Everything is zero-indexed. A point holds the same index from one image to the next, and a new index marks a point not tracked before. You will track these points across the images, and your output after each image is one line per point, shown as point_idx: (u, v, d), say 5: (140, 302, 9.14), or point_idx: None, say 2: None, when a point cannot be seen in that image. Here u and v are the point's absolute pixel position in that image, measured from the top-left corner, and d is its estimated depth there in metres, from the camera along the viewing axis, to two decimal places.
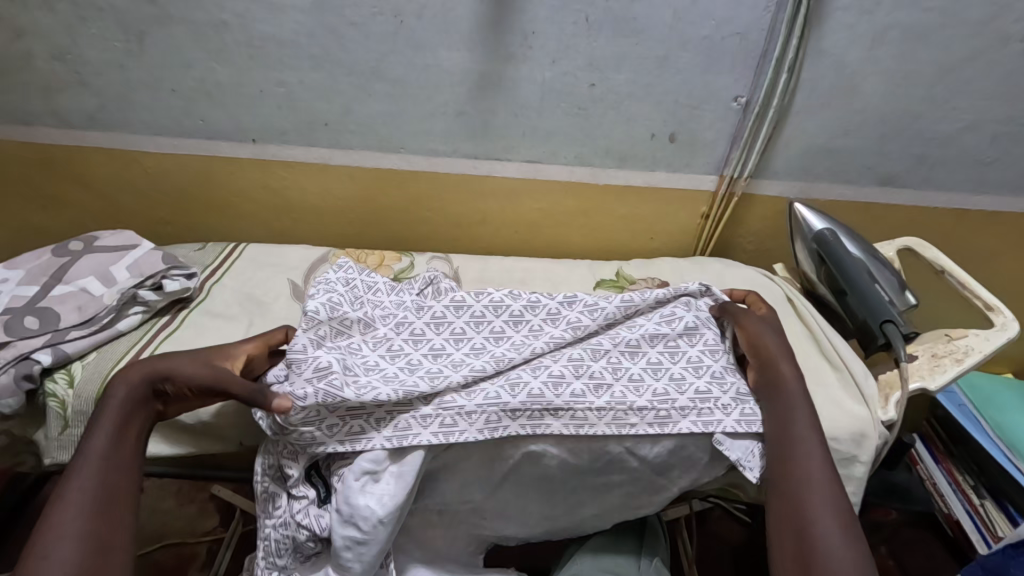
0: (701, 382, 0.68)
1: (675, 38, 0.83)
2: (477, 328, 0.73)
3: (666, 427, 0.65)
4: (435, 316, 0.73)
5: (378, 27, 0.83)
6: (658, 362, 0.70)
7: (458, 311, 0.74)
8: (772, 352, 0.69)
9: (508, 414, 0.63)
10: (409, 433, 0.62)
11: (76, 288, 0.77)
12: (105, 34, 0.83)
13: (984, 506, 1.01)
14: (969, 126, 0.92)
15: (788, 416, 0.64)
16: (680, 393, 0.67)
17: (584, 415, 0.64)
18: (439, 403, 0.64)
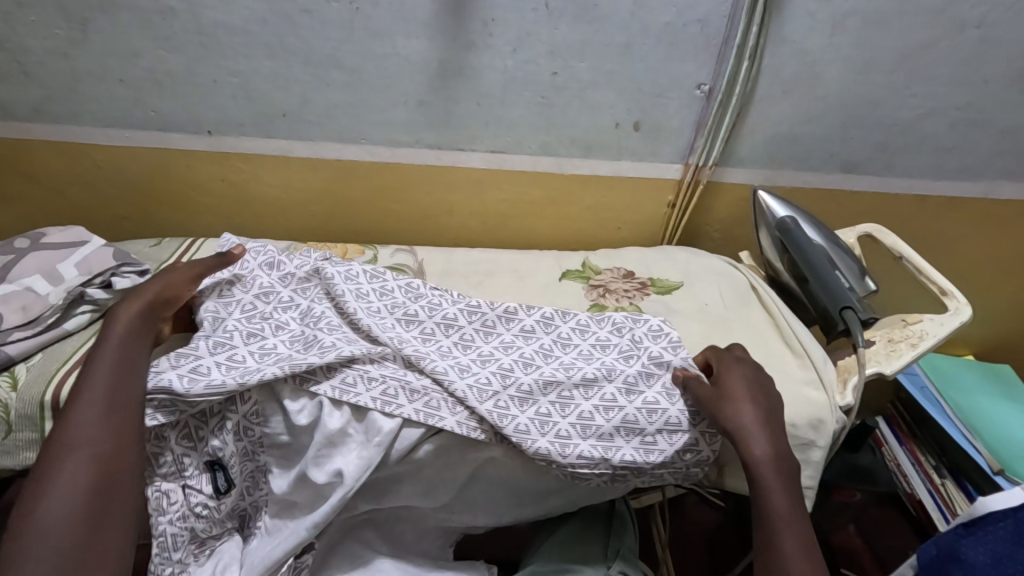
0: (673, 411, 0.66)
1: (636, 26, 0.83)
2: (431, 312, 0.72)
3: (609, 451, 0.64)
4: (384, 288, 0.73)
5: (333, 14, 0.80)
6: (611, 365, 0.68)
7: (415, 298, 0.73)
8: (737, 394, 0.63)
9: (449, 403, 0.64)
10: (352, 389, 0.63)
11: (21, 287, 0.74)
12: (45, 20, 0.80)
13: (944, 486, 1.04)
14: (928, 112, 0.93)
15: (766, 511, 0.57)
16: (648, 422, 0.65)
17: (526, 428, 0.63)
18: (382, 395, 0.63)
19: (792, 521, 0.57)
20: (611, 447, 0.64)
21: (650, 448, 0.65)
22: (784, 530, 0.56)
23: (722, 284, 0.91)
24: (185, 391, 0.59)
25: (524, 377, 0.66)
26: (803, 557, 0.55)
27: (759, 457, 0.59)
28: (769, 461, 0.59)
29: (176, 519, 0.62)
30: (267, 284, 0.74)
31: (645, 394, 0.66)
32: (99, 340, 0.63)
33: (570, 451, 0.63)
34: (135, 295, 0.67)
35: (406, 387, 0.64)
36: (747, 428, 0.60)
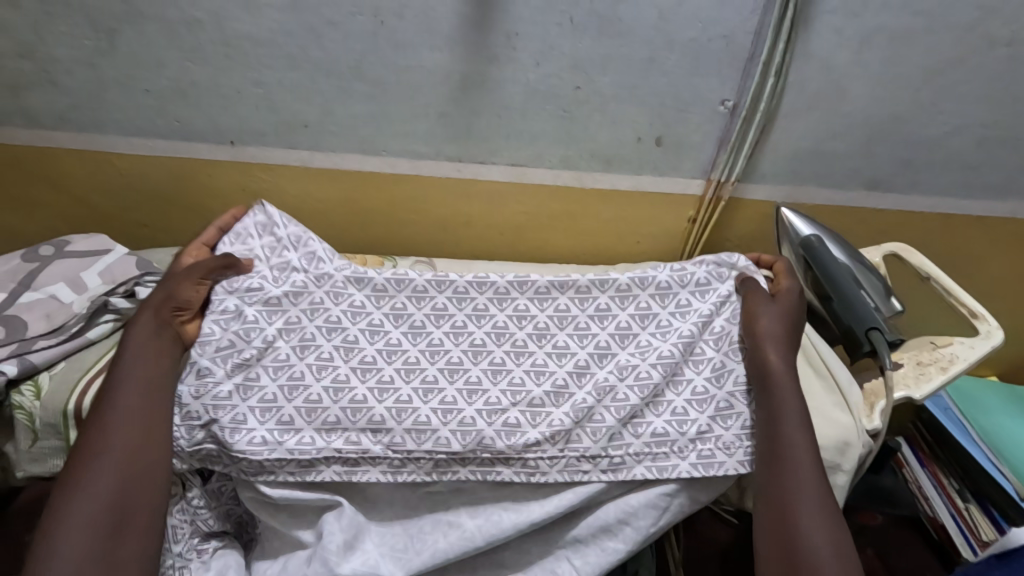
0: (704, 420, 0.67)
1: (660, 40, 0.82)
2: (479, 322, 0.71)
3: (665, 472, 0.65)
4: (413, 325, 0.71)
5: (357, 27, 0.81)
6: (647, 344, 0.71)
7: (439, 320, 0.71)
8: (762, 334, 0.67)
9: (501, 460, 0.65)
10: (358, 469, 0.64)
11: (46, 295, 0.75)
12: (74, 31, 0.81)
13: (968, 510, 1.01)
14: (956, 129, 0.91)
15: (778, 420, 0.63)
16: (680, 433, 0.67)
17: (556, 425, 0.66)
18: (388, 445, 0.64)
19: (799, 414, 0.63)
20: (686, 421, 0.67)
21: (709, 462, 0.66)
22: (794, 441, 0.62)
23: None
24: (230, 439, 0.62)
25: (558, 371, 0.69)
26: (810, 460, 0.61)
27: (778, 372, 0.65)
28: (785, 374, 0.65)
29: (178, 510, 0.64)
30: (256, 283, 0.70)
31: (692, 384, 0.69)
32: (123, 347, 0.63)
33: (580, 477, 0.65)
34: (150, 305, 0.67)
35: (410, 455, 0.65)
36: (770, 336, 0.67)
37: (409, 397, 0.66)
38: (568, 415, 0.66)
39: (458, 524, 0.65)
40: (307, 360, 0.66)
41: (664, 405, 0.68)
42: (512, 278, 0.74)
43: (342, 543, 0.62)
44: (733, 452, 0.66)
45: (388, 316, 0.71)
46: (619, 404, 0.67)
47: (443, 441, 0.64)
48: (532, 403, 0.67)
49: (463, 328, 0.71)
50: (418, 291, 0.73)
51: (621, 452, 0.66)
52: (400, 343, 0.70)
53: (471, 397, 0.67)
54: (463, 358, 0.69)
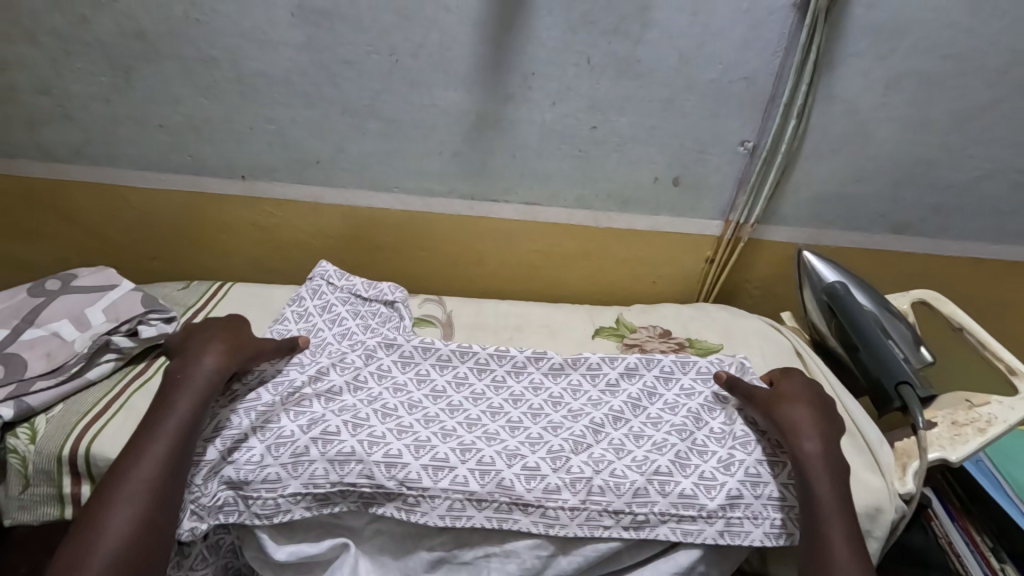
0: (733, 483, 0.63)
1: (680, 82, 0.81)
2: (494, 417, 0.67)
3: (689, 536, 0.61)
4: (426, 414, 0.67)
5: (373, 66, 0.80)
6: (637, 399, 0.71)
7: (452, 412, 0.68)
8: (793, 426, 0.63)
9: (519, 507, 0.61)
10: (374, 502, 0.60)
11: (48, 332, 0.73)
12: (91, 68, 0.81)
13: (1004, 570, 0.94)
14: (987, 174, 0.88)
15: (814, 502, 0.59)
16: (708, 499, 0.61)
17: (555, 513, 0.61)
18: (401, 502, 0.60)
19: (836, 501, 0.59)
20: (714, 486, 0.62)
21: (737, 530, 0.61)
22: (829, 521, 0.57)
23: (764, 348, 0.86)
24: (246, 481, 0.60)
25: (574, 457, 0.64)
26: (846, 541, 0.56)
27: (806, 444, 0.62)
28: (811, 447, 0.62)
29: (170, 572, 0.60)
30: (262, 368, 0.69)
31: (717, 454, 0.65)
32: (191, 368, 0.64)
33: (601, 532, 0.61)
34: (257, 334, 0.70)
35: (426, 493, 0.60)
36: (787, 403, 0.66)
37: (418, 474, 0.60)
38: (582, 488, 0.62)
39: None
40: (315, 429, 0.62)
41: (690, 467, 0.63)
42: (529, 353, 0.75)
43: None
44: (760, 520, 0.61)
45: (403, 404, 0.67)
46: (641, 461, 0.64)
47: (456, 505, 0.60)
48: (547, 487, 0.61)
49: (476, 421, 0.67)
50: (436, 389, 0.70)
51: (646, 510, 0.61)
52: (412, 425, 0.65)
53: (483, 476, 0.61)
54: (477, 440, 0.64)
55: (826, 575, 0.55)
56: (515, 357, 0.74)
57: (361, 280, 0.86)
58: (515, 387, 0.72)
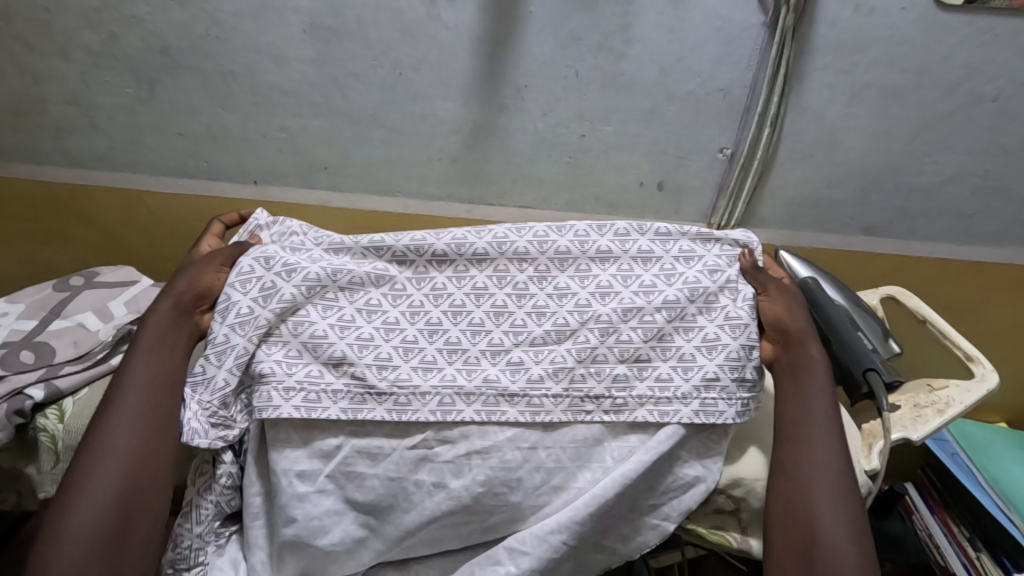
0: (710, 366, 0.66)
1: (661, 94, 0.88)
2: (477, 301, 0.69)
3: (665, 415, 0.65)
4: (411, 304, 0.69)
5: (378, 79, 0.87)
6: (627, 269, 0.70)
7: (436, 298, 0.69)
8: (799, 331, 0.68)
9: (505, 399, 0.66)
10: (364, 407, 0.64)
11: (74, 323, 0.79)
12: (117, 80, 0.88)
13: (979, 559, 0.98)
14: (949, 179, 0.95)
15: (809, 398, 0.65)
16: (683, 379, 0.66)
17: (540, 402, 0.66)
18: (394, 403, 0.65)
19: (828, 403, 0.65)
20: (692, 368, 0.66)
21: (710, 409, 0.65)
22: (821, 435, 0.63)
23: None
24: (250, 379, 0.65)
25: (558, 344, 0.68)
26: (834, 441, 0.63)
27: (816, 355, 0.67)
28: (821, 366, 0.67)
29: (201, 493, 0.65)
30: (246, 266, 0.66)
31: (703, 330, 0.67)
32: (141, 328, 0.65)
33: (583, 417, 0.66)
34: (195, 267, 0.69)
35: (418, 391, 0.65)
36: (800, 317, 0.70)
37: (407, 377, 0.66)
38: (562, 380, 0.67)
39: (443, 484, 0.64)
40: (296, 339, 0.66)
41: (670, 350, 0.68)
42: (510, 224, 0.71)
43: (329, 509, 0.64)
44: (733, 401, 0.66)
45: (385, 296, 0.69)
46: (624, 344, 0.67)
47: (446, 399, 0.65)
48: (532, 375, 0.67)
49: (461, 308, 0.69)
50: (396, 288, 0.69)
51: (625, 394, 0.66)
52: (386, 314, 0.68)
53: (470, 373, 0.67)
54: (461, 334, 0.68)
55: (814, 477, 0.60)
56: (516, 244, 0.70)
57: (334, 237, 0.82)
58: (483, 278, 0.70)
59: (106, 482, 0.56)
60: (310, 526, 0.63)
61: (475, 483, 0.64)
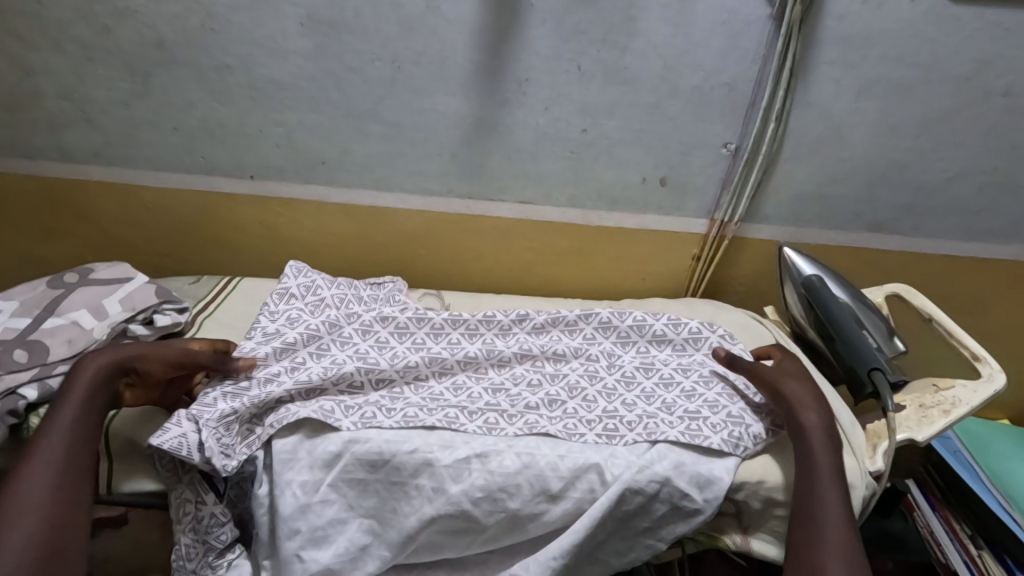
0: (691, 405, 0.74)
1: (665, 88, 0.86)
2: (471, 339, 0.82)
3: (654, 435, 0.69)
4: (415, 342, 0.81)
5: (376, 73, 0.85)
6: (607, 322, 0.85)
7: (436, 338, 0.82)
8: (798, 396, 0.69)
9: (506, 418, 0.70)
10: (372, 421, 0.67)
11: (68, 321, 0.77)
12: (112, 74, 0.86)
13: (981, 557, 0.96)
14: (956, 175, 0.93)
15: (812, 465, 0.63)
16: (670, 415, 0.72)
17: (538, 420, 0.70)
18: (404, 420, 0.67)
19: (833, 470, 0.62)
20: (675, 406, 0.73)
21: (695, 433, 0.69)
22: (827, 487, 0.61)
23: (748, 339, 0.91)
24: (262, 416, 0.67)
25: (552, 387, 0.76)
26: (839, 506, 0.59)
27: (807, 420, 0.66)
28: (820, 428, 0.66)
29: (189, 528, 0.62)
30: (273, 329, 0.78)
31: (682, 385, 0.77)
32: (65, 386, 0.63)
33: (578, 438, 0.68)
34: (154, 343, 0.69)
35: (424, 410, 0.69)
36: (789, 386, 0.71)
37: (416, 413, 0.69)
38: (561, 427, 0.70)
39: (443, 490, 0.63)
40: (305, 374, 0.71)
41: (656, 397, 0.75)
42: (514, 316, 0.84)
43: (332, 517, 0.62)
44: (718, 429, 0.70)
45: (393, 334, 0.81)
46: (608, 391, 0.77)
47: (452, 415, 0.69)
48: (533, 421, 0.70)
49: (458, 344, 0.81)
50: (401, 327, 0.82)
51: (616, 422, 0.71)
52: (388, 340, 0.80)
53: (472, 415, 0.70)
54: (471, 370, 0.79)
55: (817, 549, 0.56)
56: (501, 320, 0.84)
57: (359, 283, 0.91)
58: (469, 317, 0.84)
59: (27, 524, 0.51)
60: (315, 536, 0.61)
61: (474, 489, 0.63)
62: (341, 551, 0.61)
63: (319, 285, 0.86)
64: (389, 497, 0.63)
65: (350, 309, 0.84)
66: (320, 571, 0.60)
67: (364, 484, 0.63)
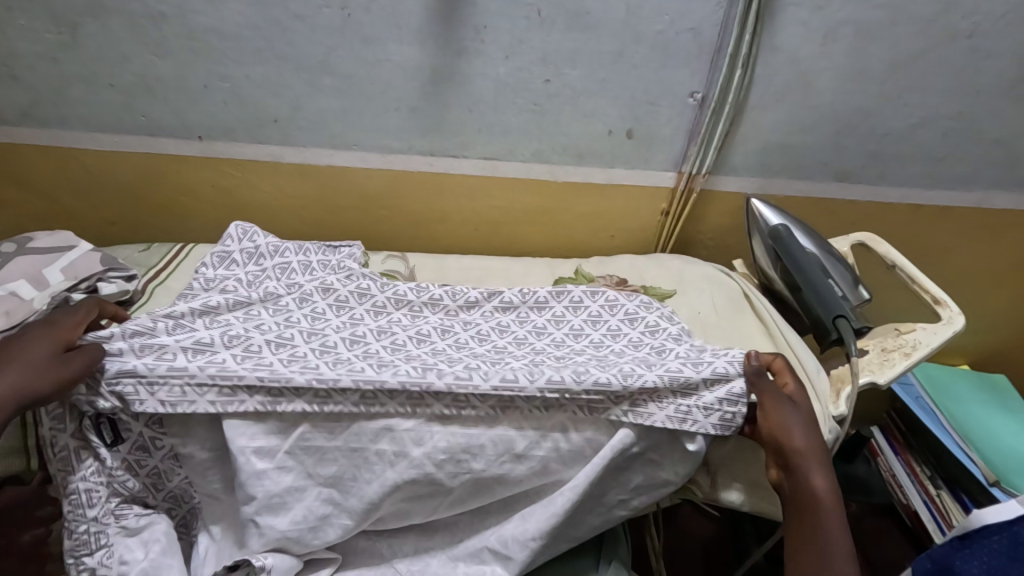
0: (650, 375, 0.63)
1: (629, 34, 0.83)
2: (412, 322, 0.76)
3: (594, 412, 0.63)
4: (354, 317, 0.75)
5: (325, 21, 0.80)
6: (561, 314, 0.78)
7: (376, 316, 0.76)
8: (807, 449, 0.60)
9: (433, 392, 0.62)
10: (282, 399, 0.60)
11: (6, 292, 0.72)
12: (35, 24, 0.80)
13: (940, 496, 1.01)
14: (921, 121, 0.93)
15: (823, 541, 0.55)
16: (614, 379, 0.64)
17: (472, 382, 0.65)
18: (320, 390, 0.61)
19: (846, 550, 0.55)
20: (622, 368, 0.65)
21: (638, 412, 0.62)
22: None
23: (716, 292, 0.90)
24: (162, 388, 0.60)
25: (498, 346, 0.72)
26: None
27: (819, 488, 0.58)
28: (830, 500, 0.57)
29: (96, 516, 0.61)
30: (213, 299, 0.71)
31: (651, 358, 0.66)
32: None
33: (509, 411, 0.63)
34: (23, 363, 0.57)
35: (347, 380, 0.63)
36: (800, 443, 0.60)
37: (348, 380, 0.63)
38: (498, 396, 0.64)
39: (405, 454, 0.61)
40: (215, 334, 0.66)
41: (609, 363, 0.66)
42: (462, 300, 0.78)
43: (288, 486, 0.60)
44: (664, 404, 0.62)
45: (331, 306, 0.76)
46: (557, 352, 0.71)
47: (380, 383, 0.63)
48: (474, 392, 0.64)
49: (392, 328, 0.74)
50: (340, 300, 0.77)
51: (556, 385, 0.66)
52: (325, 311, 0.74)
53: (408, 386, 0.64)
54: (408, 340, 0.72)
55: None
56: (448, 304, 0.78)
57: (291, 245, 0.83)
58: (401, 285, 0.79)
59: None
60: (270, 503, 0.60)
61: (437, 451, 0.61)
62: (299, 520, 0.60)
63: (264, 252, 0.82)
64: (350, 465, 0.62)
65: (291, 279, 0.79)
66: (277, 537, 0.60)
67: (321, 452, 0.61)
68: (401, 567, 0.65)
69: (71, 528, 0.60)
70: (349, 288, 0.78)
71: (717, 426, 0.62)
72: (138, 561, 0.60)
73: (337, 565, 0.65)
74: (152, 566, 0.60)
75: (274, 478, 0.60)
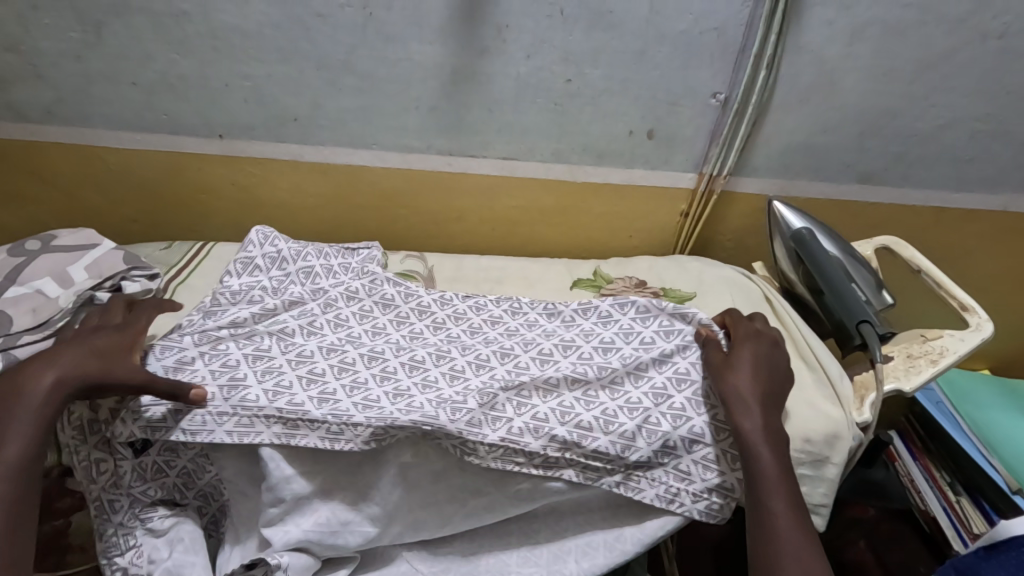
0: (655, 411, 0.64)
1: (652, 33, 0.82)
2: (435, 332, 0.74)
3: (586, 439, 0.63)
4: (376, 326, 0.74)
5: (347, 20, 0.80)
6: (590, 329, 0.73)
7: (399, 326, 0.75)
8: (738, 395, 0.62)
9: (446, 411, 0.61)
10: (296, 433, 0.60)
11: (32, 289, 0.73)
12: (60, 23, 0.80)
13: (960, 503, 0.99)
14: (948, 123, 0.91)
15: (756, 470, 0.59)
16: (627, 419, 0.64)
17: (489, 391, 0.64)
18: (331, 409, 0.61)
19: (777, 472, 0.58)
20: (636, 409, 0.64)
21: (628, 443, 0.63)
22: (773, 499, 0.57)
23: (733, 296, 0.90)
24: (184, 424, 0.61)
25: (521, 355, 0.70)
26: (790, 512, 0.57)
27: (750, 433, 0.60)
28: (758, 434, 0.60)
29: (121, 523, 0.63)
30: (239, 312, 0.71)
31: (671, 400, 0.65)
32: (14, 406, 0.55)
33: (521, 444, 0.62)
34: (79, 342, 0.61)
35: (361, 404, 0.62)
36: (743, 410, 0.61)
37: (376, 398, 0.63)
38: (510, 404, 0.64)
39: None
40: (241, 354, 0.66)
41: (620, 391, 0.66)
42: (486, 316, 0.76)
43: (314, 486, 0.61)
44: (653, 439, 0.63)
45: (354, 313, 0.74)
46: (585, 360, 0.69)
47: (396, 403, 0.62)
48: (494, 407, 0.64)
49: (418, 335, 0.73)
50: (364, 309, 0.75)
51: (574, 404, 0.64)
52: (347, 319, 0.74)
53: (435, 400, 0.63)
54: (426, 357, 0.69)
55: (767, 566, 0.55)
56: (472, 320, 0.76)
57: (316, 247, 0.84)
58: (426, 295, 0.78)
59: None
60: (297, 503, 0.60)
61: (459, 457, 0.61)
62: (321, 522, 0.60)
63: (286, 256, 0.82)
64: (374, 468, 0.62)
65: (316, 284, 0.79)
66: (300, 540, 0.59)
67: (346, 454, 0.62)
68: (423, 569, 0.64)
69: (100, 531, 0.62)
70: (373, 297, 0.77)
71: (702, 513, 0.64)
72: (163, 561, 0.61)
73: (357, 565, 0.65)
74: (176, 564, 0.60)
75: (299, 480, 0.60)
